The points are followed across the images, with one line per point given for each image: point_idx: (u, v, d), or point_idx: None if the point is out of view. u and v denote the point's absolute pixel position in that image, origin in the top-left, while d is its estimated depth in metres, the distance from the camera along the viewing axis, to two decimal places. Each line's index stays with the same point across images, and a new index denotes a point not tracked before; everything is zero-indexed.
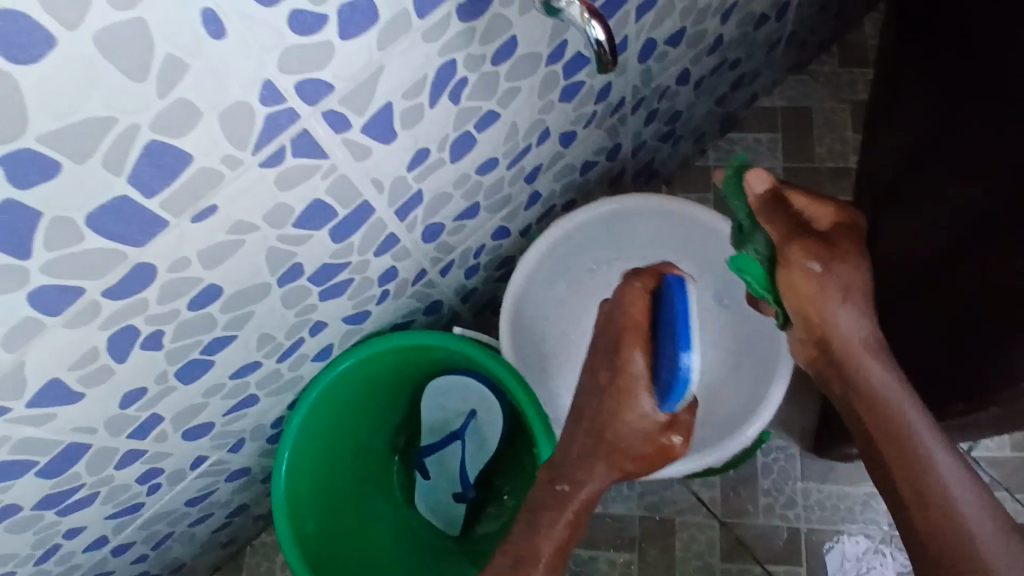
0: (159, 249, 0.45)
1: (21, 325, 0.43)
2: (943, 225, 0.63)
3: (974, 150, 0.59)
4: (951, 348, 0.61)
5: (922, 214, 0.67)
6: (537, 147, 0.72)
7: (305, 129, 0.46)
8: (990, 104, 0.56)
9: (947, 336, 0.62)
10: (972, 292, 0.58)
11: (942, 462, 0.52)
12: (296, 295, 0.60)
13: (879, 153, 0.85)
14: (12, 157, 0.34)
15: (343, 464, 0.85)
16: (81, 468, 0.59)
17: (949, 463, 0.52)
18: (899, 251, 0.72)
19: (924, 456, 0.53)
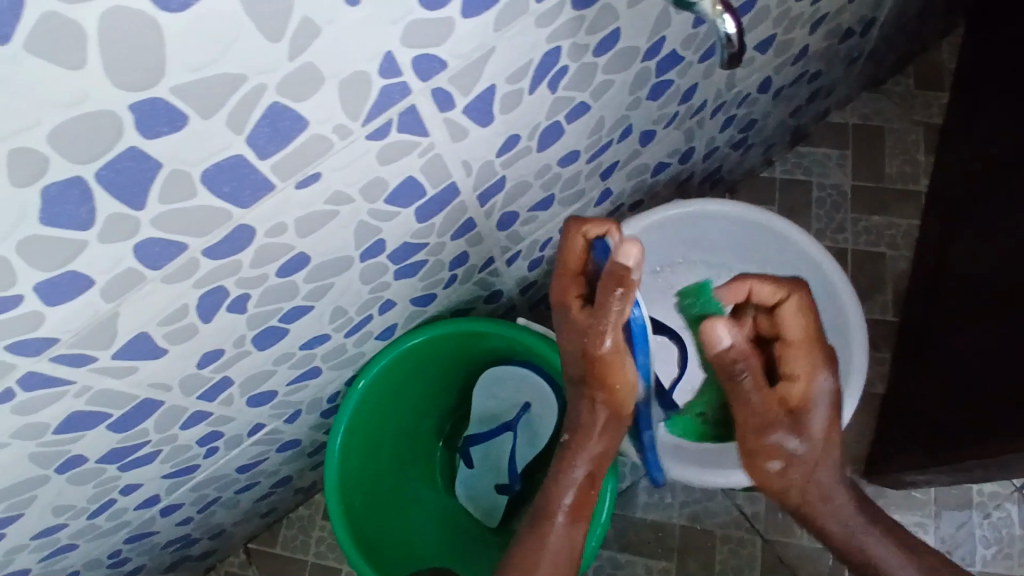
0: (262, 212, 0.45)
1: (123, 276, 0.43)
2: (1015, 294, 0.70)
3: None
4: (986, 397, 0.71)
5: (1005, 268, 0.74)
6: (618, 144, 0.71)
7: (414, 104, 0.46)
8: None
9: (989, 387, 0.71)
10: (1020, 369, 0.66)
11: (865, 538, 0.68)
12: (374, 271, 0.61)
13: (966, 184, 0.92)
14: (146, 105, 0.34)
15: (393, 444, 0.85)
16: (150, 425, 0.59)
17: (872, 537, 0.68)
18: (977, 285, 0.79)
19: (851, 535, 0.68)
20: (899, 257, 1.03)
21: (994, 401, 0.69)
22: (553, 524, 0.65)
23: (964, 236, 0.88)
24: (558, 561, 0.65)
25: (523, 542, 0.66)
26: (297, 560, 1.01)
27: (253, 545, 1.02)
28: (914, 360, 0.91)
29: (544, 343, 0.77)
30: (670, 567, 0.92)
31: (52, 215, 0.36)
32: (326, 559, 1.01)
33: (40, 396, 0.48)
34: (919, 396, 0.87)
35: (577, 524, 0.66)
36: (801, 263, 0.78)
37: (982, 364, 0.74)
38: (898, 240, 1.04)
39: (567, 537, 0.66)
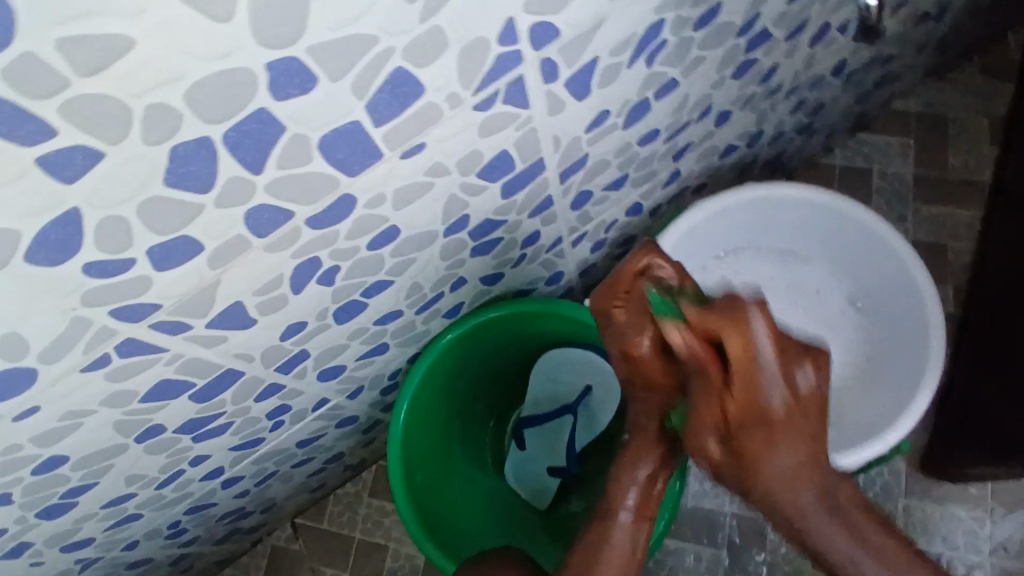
0: (367, 181, 0.44)
1: (231, 242, 0.42)
2: None
3: None
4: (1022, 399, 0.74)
5: None
6: (695, 124, 0.70)
7: (523, 74, 0.45)
8: None
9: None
10: None
11: None
12: (454, 248, 0.60)
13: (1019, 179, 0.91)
14: (282, 65, 0.33)
15: (451, 422, 0.85)
16: (228, 396, 0.59)
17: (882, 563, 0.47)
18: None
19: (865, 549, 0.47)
20: (959, 249, 1.01)
21: None
22: (616, 520, 0.48)
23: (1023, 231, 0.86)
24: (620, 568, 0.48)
25: (582, 539, 0.49)
26: (343, 536, 1.02)
27: (300, 520, 1.03)
28: (968, 355, 0.89)
29: None
30: (720, 554, 0.91)
31: (177, 176, 0.36)
32: (372, 536, 1.01)
33: (135, 362, 0.48)
34: (971, 394, 0.85)
35: (644, 525, 0.49)
36: (879, 252, 0.76)
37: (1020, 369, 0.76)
38: (959, 232, 1.01)
39: (630, 540, 0.48)
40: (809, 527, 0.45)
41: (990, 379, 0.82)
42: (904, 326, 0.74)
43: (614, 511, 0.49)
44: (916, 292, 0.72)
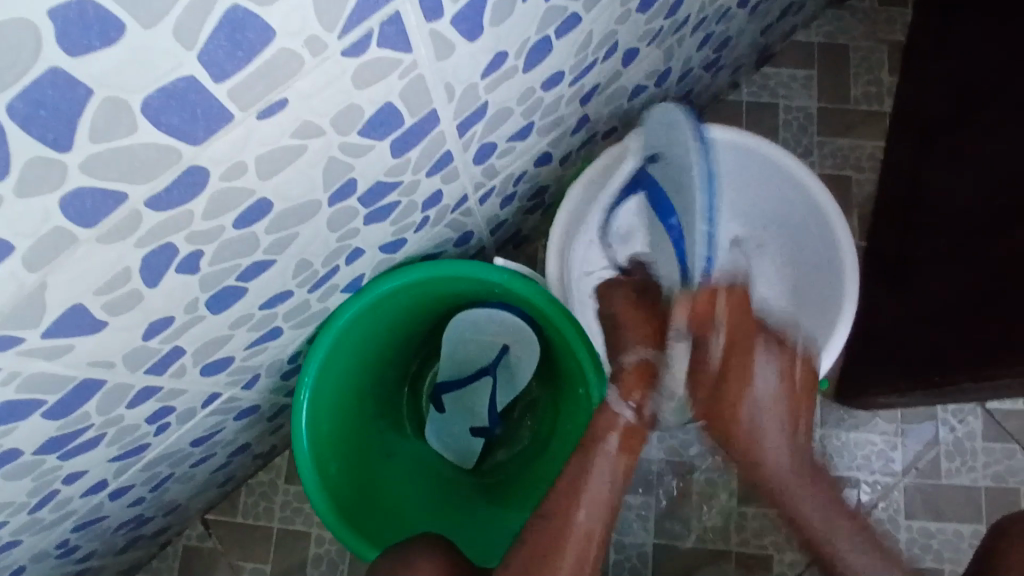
0: (218, 150, 0.37)
1: (49, 237, 0.34)
2: (945, 246, 0.76)
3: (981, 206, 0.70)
4: (918, 334, 0.77)
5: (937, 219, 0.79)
6: (602, 63, 0.64)
7: (399, 12, 0.38)
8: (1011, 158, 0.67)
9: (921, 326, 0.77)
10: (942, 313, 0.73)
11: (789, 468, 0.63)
12: (343, 217, 0.53)
13: (904, 128, 0.95)
14: (68, 10, 0.26)
15: (365, 399, 0.80)
16: (92, 408, 0.51)
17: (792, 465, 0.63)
18: (910, 239, 0.85)
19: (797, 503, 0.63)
20: (863, 180, 1.02)
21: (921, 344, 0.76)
22: (604, 445, 0.64)
23: (925, 159, 0.86)
24: (609, 482, 0.64)
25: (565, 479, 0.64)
26: (261, 527, 0.95)
27: (211, 516, 0.96)
28: (880, 286, 0.89)
29: (519, 282, 0.72)
30: (650, 501, 0.92)
31: None
32: (293, 524, 0.95)
33: None
34: (881, 322, 0.86)
35: (624, 455, 0.65)
36: (791, 189, 0.74)
37: (911, 310, 0.80)
38: (863, 163, 1.02)
39: (611, 464, 0.64)
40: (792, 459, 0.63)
41: (897, 309, 0.83)
42: (822, 261, 0.73)
43: (602, 439, 0.65)
44: (827, 229, 0.72)
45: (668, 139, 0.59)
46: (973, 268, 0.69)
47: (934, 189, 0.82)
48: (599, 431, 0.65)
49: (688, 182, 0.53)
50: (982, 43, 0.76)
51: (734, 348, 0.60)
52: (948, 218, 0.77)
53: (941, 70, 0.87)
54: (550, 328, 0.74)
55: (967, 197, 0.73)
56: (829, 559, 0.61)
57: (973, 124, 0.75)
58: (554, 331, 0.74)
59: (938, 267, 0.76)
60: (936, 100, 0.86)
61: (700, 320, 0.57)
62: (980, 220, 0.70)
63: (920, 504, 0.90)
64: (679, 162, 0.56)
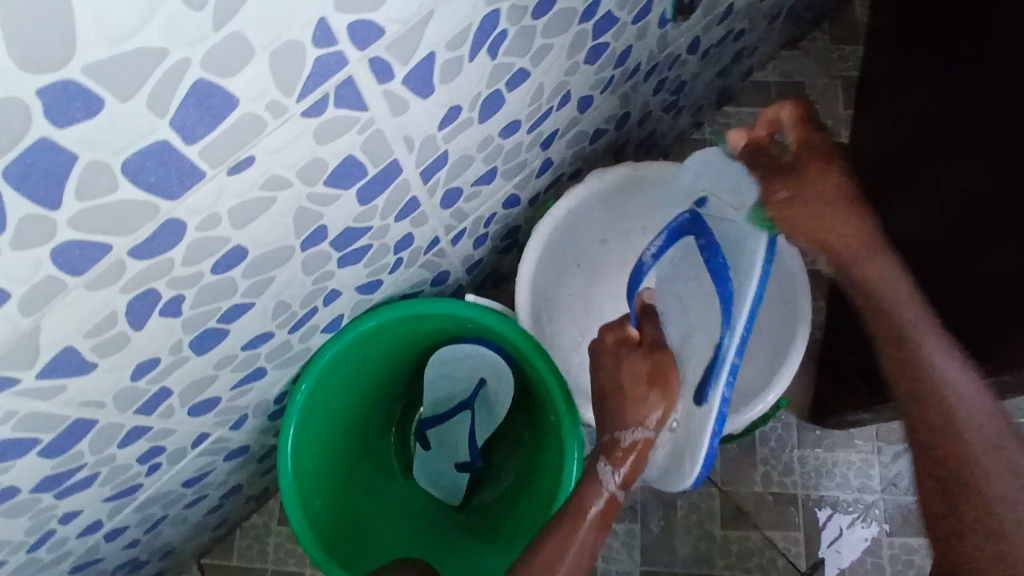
0: (193, 203, 0.41)
1: (41, 285, 0.38)
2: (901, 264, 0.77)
3: (934, 223, 0.71)
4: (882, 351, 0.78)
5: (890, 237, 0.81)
6: (557, 111, 0.70)
7: (352, 76, 0.43)
8: (952, 175, 0.68)
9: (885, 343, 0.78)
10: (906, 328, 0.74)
11: (943, 365, 0.58)
12: (317, 261, 0.57)
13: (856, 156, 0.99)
14: (56, 90, 0.30)
15: (350, 436, 0.83)
16: (85, 447, 0.54)
17: (949, 364, 0.59)
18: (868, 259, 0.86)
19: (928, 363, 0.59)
20: None
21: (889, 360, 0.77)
22: (588, 520, 0.65)
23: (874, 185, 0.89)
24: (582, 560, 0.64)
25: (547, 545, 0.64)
26: (255, 569, 0.97)
27: (207, 560, 0.98)
28: (844, 308, 0.91)
29: (494, 318, 0.75)
30: (636, 527, 0.93)
31: None
32: (286, 565, 0.97)
33: None
34: (849, 344, 0.87)
35: (602, 531, 0.66)
36: None
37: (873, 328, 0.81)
38: None
39: (592, 539, 0.65)
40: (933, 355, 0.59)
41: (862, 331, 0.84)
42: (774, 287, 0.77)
43: (588, 512, 0.65)
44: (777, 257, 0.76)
45: (719, 195, 0.66)
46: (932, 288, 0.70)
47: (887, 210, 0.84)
48: (588, 497, 0.66)
49: (751, 248, 0.61)
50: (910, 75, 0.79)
51: (793, 181, 0.60)
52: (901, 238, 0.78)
53: (885, 95, 0.90)
54: (524, 361, 0.77)
55: (917, 216, 0.75)
56: (966, 466, 0.56)
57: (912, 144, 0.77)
58: (526, 363, 0.77)
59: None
60: (884, 123, 0.89)
61: (761, 147, 0.62)
62: (935, 238, 0.71)
63: (900, 520, 0.92)
64: (744, 245, 0.63)
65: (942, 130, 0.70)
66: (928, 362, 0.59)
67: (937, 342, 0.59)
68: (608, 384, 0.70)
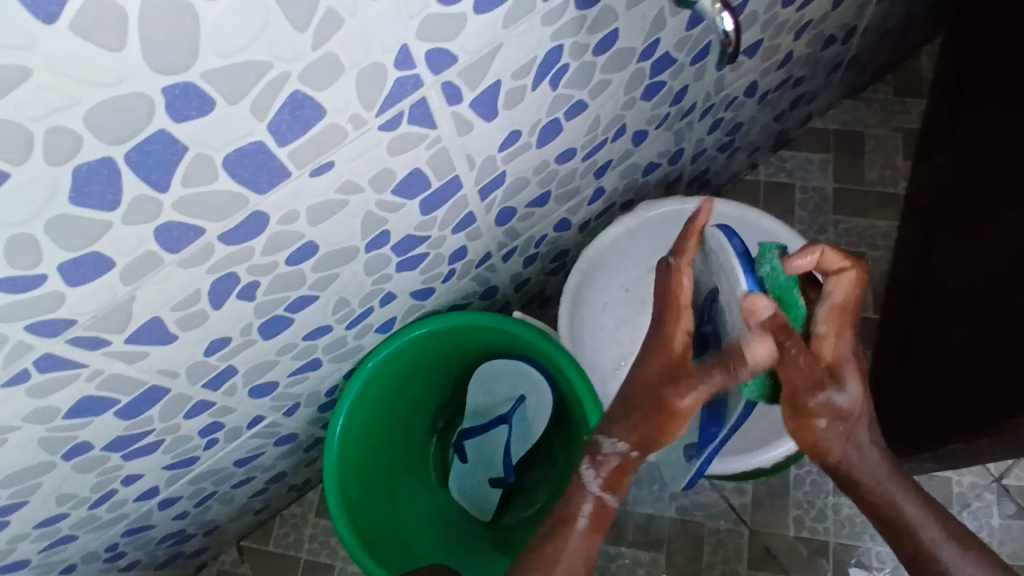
0: (277, 199, 0.47)
1: (142, 258, 0.44)
2: (950, 312, 0.79)
3: (981, 271, 0.74)
4: (925, 397, 0.79)
5: (942, 288, 0.83)
6: (612, 142, 0.74)
7: (425, 97, 0.48)
8: (1002, 223, 0.71)
9: (928, 390, 0.78)
10: (944, 376, 0.75)
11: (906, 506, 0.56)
12: (377, 262, 0.62)
13: (913, 213, 1.01)
14: (178, 90, 0.36)
15: (390, 437, 0.86)
16: (155, 413, 0.60)
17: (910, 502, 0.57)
18: (919, 310, 0.88)
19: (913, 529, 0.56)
20: (878, 257, 1.06)
21: (930, 406, 0.77)
22: (574, 526, 0.54)
23: (941, 228, 0.88)
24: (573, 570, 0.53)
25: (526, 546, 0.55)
26: (289, 557, 1.02)
27: (246, 544, 1.03)
28: (892, 361, 0.92)
29: (537, 335, 0.78)
30: (660, 557, 0.93)
31: (82, 196, 0.38)
32: (318, 557, 1.01)
33: (55, 377, 0.49)
34: (900, 386, 0.87)
35: (596, 536, 0.54)
36: None
37: (919, 377, 0.82)
38: (878, 241, 1.07)
39: (583, 548, 0.54)
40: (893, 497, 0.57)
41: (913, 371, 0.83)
42: None
43: (573, 516, 0.54)
44: None
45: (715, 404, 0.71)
46: (979, 327, 0.70)
47: (941, 260, 0.85)
48: (571, 489, 0.55)
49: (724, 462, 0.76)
50: (992, 120, 0.79)
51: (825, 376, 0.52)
52: (962, 277, 0.78)
53: (945, 153, 0.92)
54: (563, 380, 0.80)
55: (969, 265, 0.77)
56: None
57: (972, 199, 0.80)
58: (565, 382, 0.80)
59: (950, 326, 0.77)
60: (943, 182, 0.91)
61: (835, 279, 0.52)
62: (989, 281, 0.71)
63: None
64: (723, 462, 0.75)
65: (998, 184, 0.74)
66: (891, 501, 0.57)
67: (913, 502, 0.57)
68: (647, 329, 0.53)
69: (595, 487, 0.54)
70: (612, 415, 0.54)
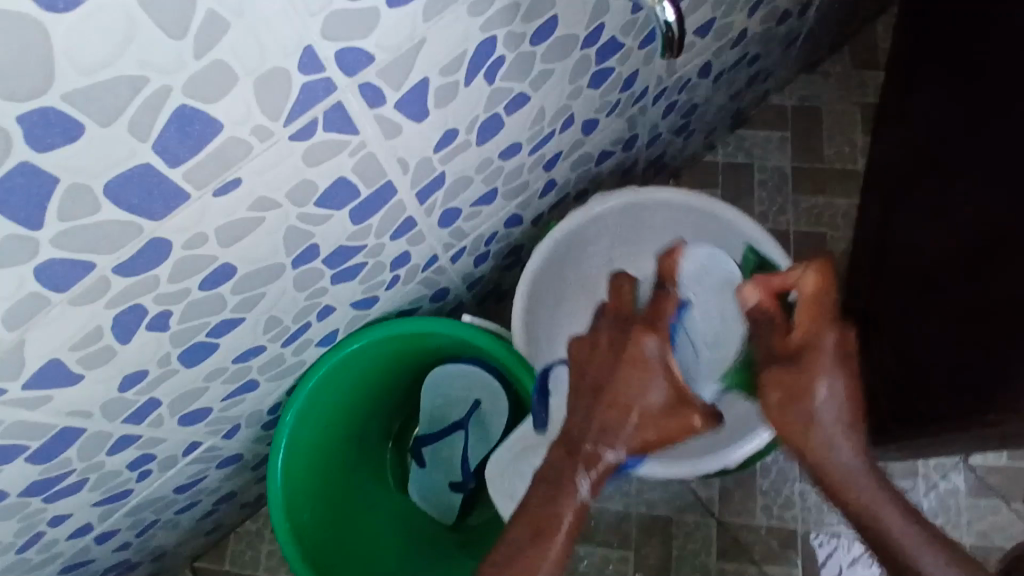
0: (178, 223, 0.42)
1: (25, 300, 0.39)
2: (901, 292, 0.76)
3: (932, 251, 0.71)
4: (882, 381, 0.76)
5: (892, 269, 0.80)
6: (560, 133, 0.69)
7: (340, 101, 0.43)
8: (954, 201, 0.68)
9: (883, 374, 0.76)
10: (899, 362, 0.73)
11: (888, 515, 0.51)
12: (309, 278, 0.57)
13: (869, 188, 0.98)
14: (35, 115, 0.31)
15: (342, 451, 0.82)
16: (72, 454, 0.55)
17: (893, 513, 0.51)
18: (870, 290, 0.85)
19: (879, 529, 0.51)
20: (839, 237, 1.04)
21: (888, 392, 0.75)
22: (555, 537, 0.53)
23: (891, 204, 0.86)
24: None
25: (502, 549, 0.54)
26: None
27: (200, 565, 0.98)
28: None
29: (489, 340, 0.75)
30: (629, 555, 0.91)
31: None
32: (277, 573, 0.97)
33: None
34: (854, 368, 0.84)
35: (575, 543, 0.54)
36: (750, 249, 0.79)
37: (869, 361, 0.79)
38: (839, 220, 1.05)
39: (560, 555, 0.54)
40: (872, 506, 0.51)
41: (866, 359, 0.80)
42: None
43: (555, 531, 0.53)
44: None
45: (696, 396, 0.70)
46: (938, 314, 0.67)
47: (891, 239, 0.83)
48: (553, 493, 0.53)
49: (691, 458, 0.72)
50: (940, 98, 0.73)
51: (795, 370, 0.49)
52: (911, 260, 0.75)
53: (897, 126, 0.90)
54: (518, 383, 0.77)
55: (918, 246, 0.74)
56: None
57: (920, 175, 0.77)
58: (521, 386, 0.76)
59: (899, 310, 0.75)
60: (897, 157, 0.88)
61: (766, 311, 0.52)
62: (942, 264, 0.68)
63: None
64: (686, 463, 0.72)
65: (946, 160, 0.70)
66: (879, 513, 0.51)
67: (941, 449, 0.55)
68: (615, 329, 0.53)
69: (587, 491, 0.53)
70: (580, 423, 0.53)
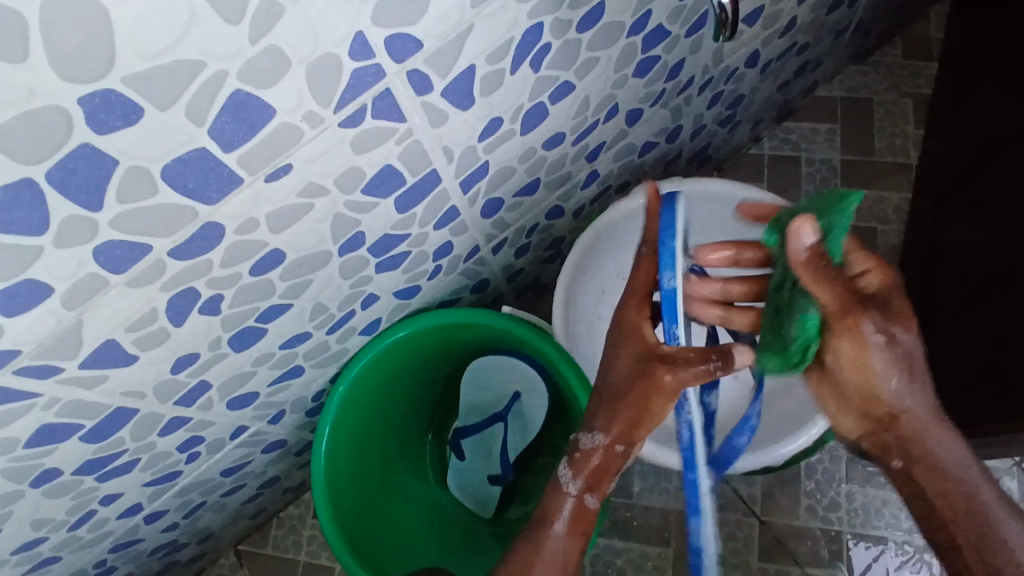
0: (230, 209, 0.43)
1: (84, 281, 0.41)
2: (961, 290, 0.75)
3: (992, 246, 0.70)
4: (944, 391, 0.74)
5: (954, 266, 0.79)
6: (603, 124, 0.69)
7: (389, 89, 0.43)
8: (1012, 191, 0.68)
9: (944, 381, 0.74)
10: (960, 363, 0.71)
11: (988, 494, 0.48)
12: (354, 265, 0.58)
13: (920, 188, 0.97)
14: (97, 99, 0.32)
15: (383, 439, 0.84)
16: (125, 434, 0.57)
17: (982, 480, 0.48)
18: (929, 290, 0.84)
19: (980, 512, 0.48)
20: (889, 231, 1.01)
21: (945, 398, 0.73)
22: (550, 531, 0.50)
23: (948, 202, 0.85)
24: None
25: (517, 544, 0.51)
26: (288, 560, 0.99)
27: (243, 547, 1.01)
28: None
29: (527, 329, 0.75)
30: (667, 553, 0.90)
31: (3, 220, 0.34)
32: (318, 559, 0.99)
33: (8, 409, 0.46)
34: None
35: (580, 538, 0.51)
36: None
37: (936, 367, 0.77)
38: (890, 215, 1.02)
39: (562, 551, 0.50)
40: (975, 502, 0.48)
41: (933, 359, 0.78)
42: None
43: (549, 523, 0.50)
44: None
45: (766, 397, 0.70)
46: (997, 312, 0.66)
47: (949, 238, 0.82)
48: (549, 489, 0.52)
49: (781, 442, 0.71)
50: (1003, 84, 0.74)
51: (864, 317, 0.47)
52: (973, 254, 0.74)
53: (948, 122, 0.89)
54: (557, 374, 0.76)
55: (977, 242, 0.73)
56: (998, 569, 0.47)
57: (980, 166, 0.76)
58: (559, 376, 0.76)
59: (961, 310, 0.74)
60: (946, 157, 0.88)
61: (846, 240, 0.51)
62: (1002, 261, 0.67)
63: None
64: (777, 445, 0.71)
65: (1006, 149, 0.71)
66: (973, 490, 0.48)
67: (952, 440, 0.49)
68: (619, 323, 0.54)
69: (571, 485, 0.50)
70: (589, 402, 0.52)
